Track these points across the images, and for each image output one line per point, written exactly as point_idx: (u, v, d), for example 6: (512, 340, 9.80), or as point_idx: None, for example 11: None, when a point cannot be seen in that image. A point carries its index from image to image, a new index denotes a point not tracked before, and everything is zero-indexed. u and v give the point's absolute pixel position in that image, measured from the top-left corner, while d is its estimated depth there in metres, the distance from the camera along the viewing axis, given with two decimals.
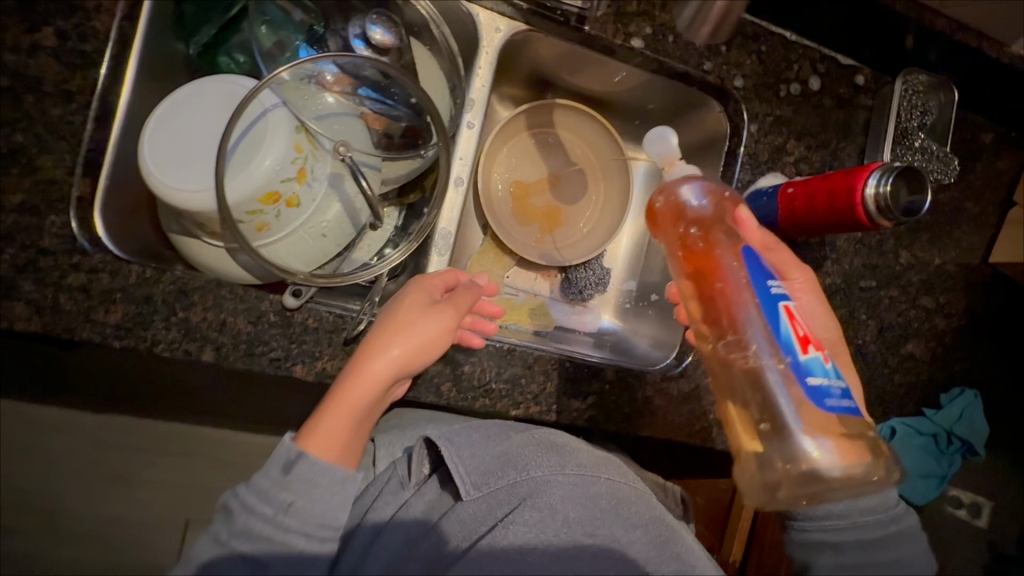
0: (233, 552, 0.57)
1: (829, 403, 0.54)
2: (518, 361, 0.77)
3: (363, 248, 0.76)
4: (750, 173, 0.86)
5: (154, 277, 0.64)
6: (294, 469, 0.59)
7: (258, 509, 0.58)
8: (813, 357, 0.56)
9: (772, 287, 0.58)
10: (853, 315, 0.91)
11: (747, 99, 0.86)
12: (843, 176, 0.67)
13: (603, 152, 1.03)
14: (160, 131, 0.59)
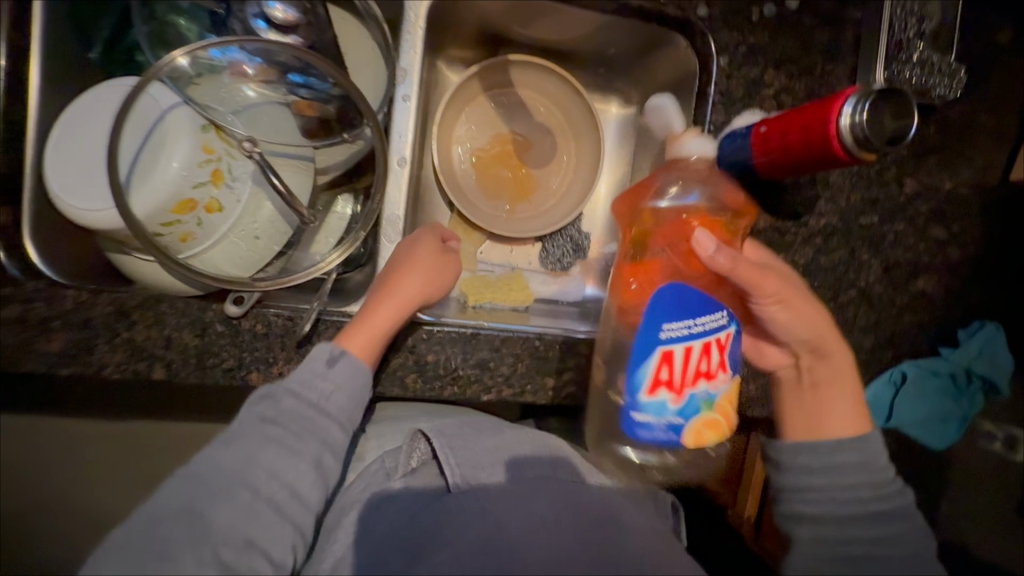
0: (273, 433, 0.58)
1: (636, 432, 0.58)
2: (484, 345, 0.73)
3: (320, 240, 0.73)
4: (725, 114, 0.77)
5: (90, 300, 0.63)
6: (338, 364, 0.62)
7: (305, 392, 0.60)
8: (656, 402, 0.57)
9: (662, 331, 0.57)
10: (854, 256, 0.83)
11: (714, 29, 0.77)
12: (816, 106, 0.59)
13: (573, 113, 0.96)
14: (67, 147, 0.59)
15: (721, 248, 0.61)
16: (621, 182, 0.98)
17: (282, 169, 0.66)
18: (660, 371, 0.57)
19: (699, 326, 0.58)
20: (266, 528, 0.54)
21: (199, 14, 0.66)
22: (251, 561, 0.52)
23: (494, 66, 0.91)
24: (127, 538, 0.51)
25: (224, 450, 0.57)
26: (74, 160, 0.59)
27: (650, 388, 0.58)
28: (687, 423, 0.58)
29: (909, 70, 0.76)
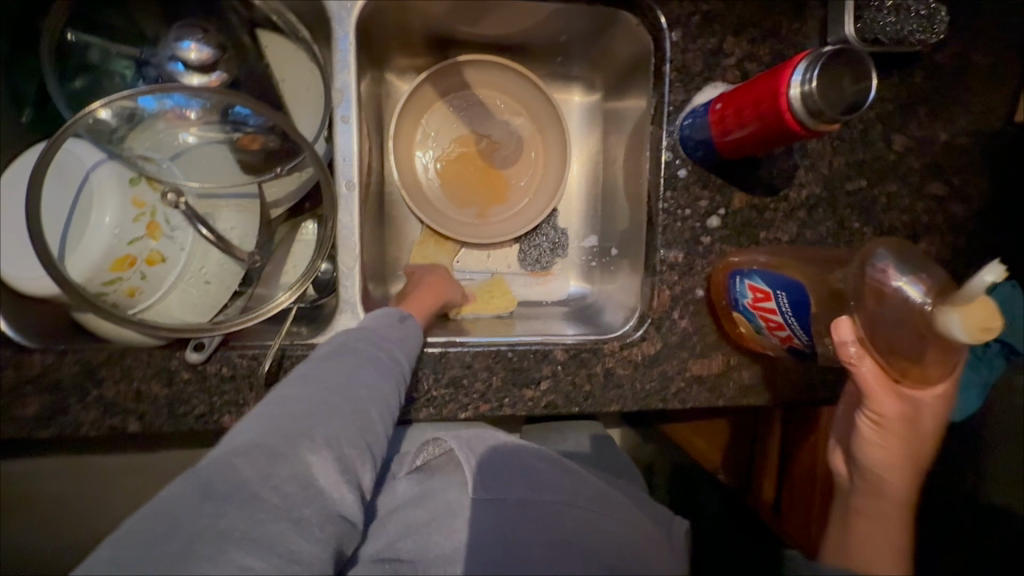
0: (363, 358, 0.60)
1: (734, 277, 0.69)
2: (454, 363, 0.72)
3: (289, 271, 0.71)
4: (684, 91, 0.72)
5: (57, 361, 0.64)
6: (406, 323, 0.67)
7: (385, 332, 0.64)
8: (741, 291, 0.68)
9: (779, 292, 0.63)
10: (844, 226, 0.77)
11: (663, 3, 0.71)
12: (770, 80, 0.54)
13: (536, 109, 0.92)
14: (7, 216, 0.60)
15: (861, 356, 0.54)
16: (593, 173, 0.95)
17: (225, 211, 0.65)
18: (759, 294, 0.66)
19: (793, 324, 0.63)
20: (370, 430, 0.55)
21: (128, 62, 0.65)
22: (362, 462, 0.53)
23: (446, 70, 0.88)
24: (249, 427, 0.51)
25: (326, 365, 0.58)
26: (13, 227, 0.60)
27: (752, 285, 0.67)
28: (737, 312, 0.70)
29: (883, 18, 0.69)
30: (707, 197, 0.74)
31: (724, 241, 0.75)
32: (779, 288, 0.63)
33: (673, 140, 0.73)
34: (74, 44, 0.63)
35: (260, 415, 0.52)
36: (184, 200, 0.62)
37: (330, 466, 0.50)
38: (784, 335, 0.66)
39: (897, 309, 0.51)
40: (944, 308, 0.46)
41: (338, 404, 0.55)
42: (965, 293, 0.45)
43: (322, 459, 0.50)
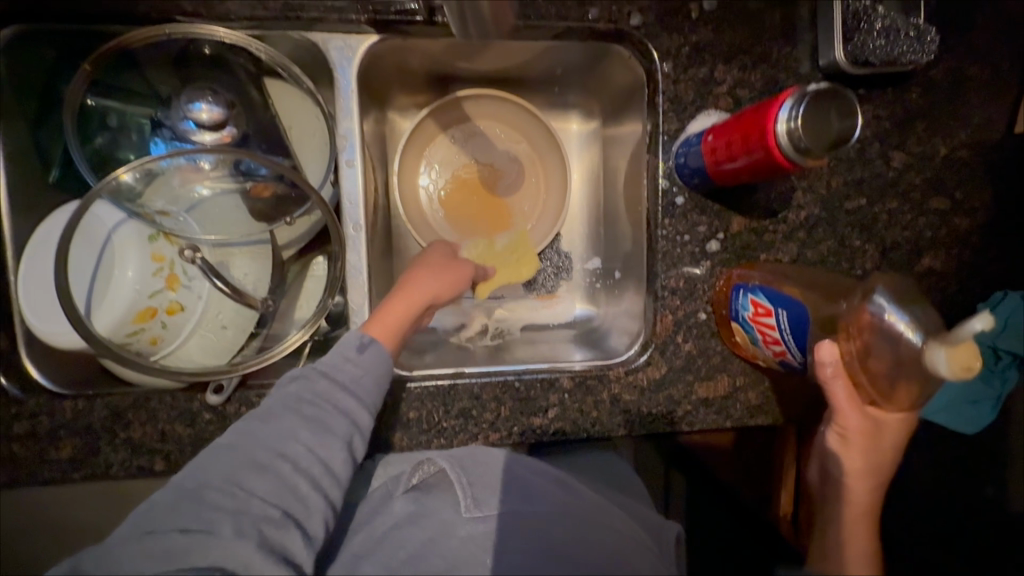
0: (307, 412, 0.58)
1: (739, 292, 0.70)
2: (463, 395, 0.73)
3: (301, 305, 0.73)
4: (677, 121, 0.73)
5: (87, 407, 0.67)
6: (368, 351, 0.64)
7: (337, 373, 0.62)
8: (744, 304, 0.69)
9: (780, 309, 0.63)
10: (844, 244, 0.78)
11: (651, 36, 0.71)
12: (759, 114, 0.55)
13: (535, 137, 0.94)
14: (39, 272, 0.64)
15: (833, 379, 0.57)
16: (593, 197, 0.96)
17: (239, 257, 0.69)
18: (760, 309, 0.66)
19: (789, 343, 0.62)
20: (300, 499, 0.54)
21: (142, 120, 0.69)
22: (287, 534, 0.52)
23: (446, 105, 0.90)
24: (169, 503, 0.51)
25: (264, 424, 0.57)
26: (46, 284, 0.64)
27: (754, 300, 0.67)
28: (738, 323, 0.71)
29: (874, 40, 0.69)
30: (705, 222, 0.75)
31: (724, 264, 0.76)
32: (780, 305, 0.63)
33: (668, 169, 0.74)
34: (92, 109, 0.67)
35: (182, 491, 0.52)
36: (201, 254, 0.65)
37: (246, 553, 0.49)
38: (778, 350, 0.66)
39: (887, 341, 0.54)
40: (933, 345, 0.48)
41: (265, 473, 0.54)
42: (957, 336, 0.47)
43: (235, 544, 0.49)
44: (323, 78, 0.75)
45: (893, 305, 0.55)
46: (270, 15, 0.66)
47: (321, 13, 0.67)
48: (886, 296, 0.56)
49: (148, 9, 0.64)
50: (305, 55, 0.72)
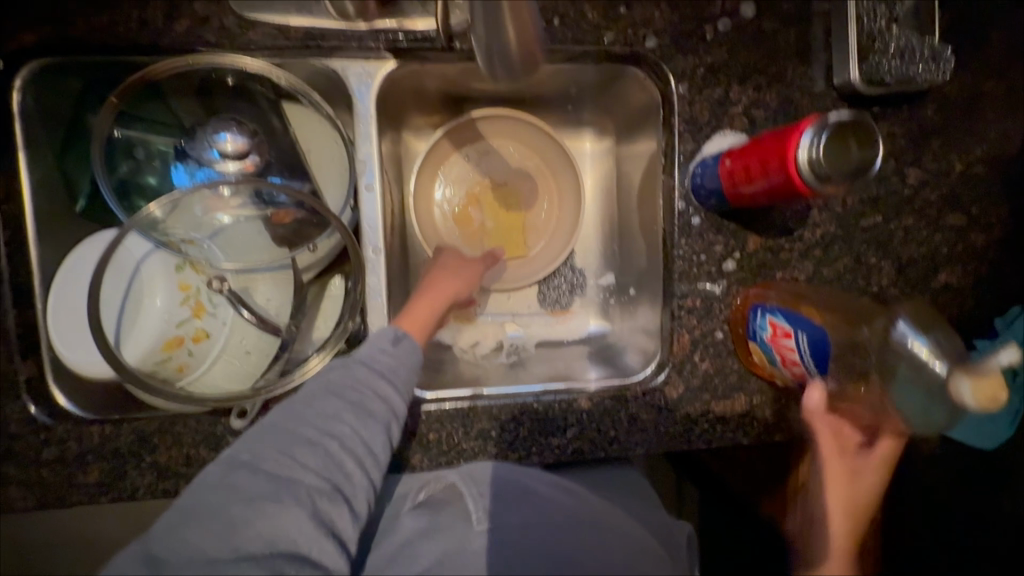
0: (348, 396, 0.62)
1: (757, 313, 0.71)
2: (482, 417, 0.74)
3: (319, 324, 0.74)
4: (693, 142, 0.74)
5: (114, 432, 0.68)
6: (401, 344, 0.69)
7: (375, 361, 0.66)
8: (762, 325, 0.69)
9: (800, 331, 0.63)
10: (860, 261, 0.78)
11: (667, 57, 0.72)
12: (780, 138, 0.55)
13: (548, 154, 0.95)
14: (68, 299, 0.67)
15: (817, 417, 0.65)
16: (607, 214, 0.96)
17: (261, 283, 0.70)
18: (780, 331, 0.66)
19: (809, 364, 0.63)
20: (347, 475, 0.58)
21: (166, 151, 0.70)
22: (335, 507, 0.56)
23: (460, 125, 0.92)
24: (223, 480, 0.54)
25: (308, 407, 0.61)
26: (76, 309, 0.67)
27: (773, 320, 0.68)
28: (756, 343, 0.71)
29: (889, 61, 0.70)
30: (722, 242, 0.76)
31: (741, 283, 0.76)
32: (801, 328, 0.63)
33: (685, 190, 0.75)
34: (117, 140, 0.68)
35: (233, 469, 0.55)
36: (228, 285, 0.68)
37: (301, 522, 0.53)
38: (799, 372, 0.66)
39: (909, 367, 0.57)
40: (958, 376, 0.52)
41: (314, 452, 0.57)
42: (981, 368, 0.52)
43: (290, 515, 0.53)
44: (340, 103, 0.75)
45: (915, 331, 0.58)
46: (291, 45, 0.67)
47: (341, 41, 0.68)
48: (908, 322, 0.59)
49: (171, 41, 0.65)
50: (323, 82, 0.73)
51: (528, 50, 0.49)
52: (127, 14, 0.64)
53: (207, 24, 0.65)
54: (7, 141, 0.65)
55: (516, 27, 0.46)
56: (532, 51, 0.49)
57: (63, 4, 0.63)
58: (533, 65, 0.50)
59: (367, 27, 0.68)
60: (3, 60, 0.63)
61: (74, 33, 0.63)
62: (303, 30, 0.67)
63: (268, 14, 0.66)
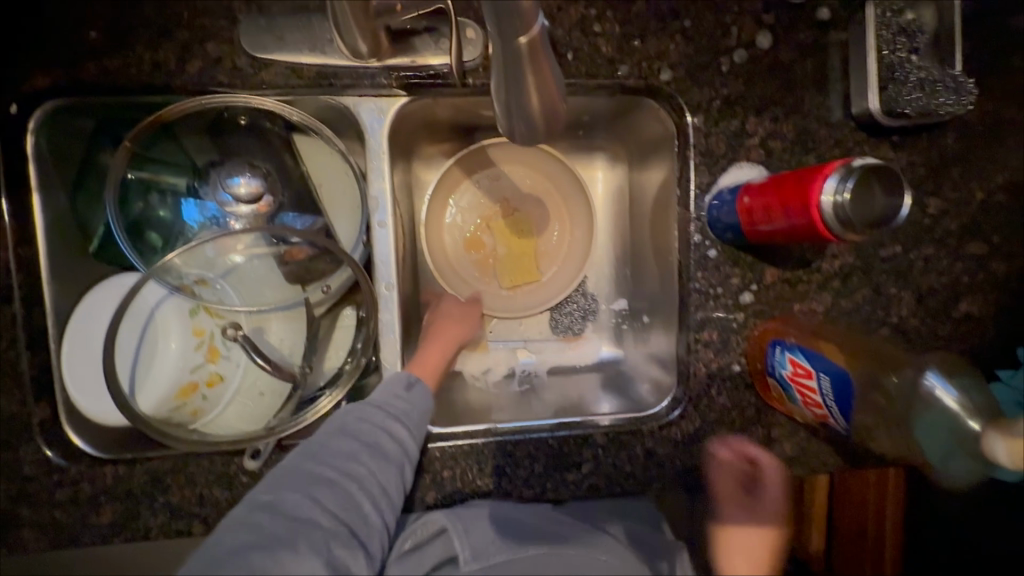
0: (364, 441, 0.62)
1: (776, 350, 0.69)
2: (497, 453, 0.73)
3: (331, 354, 0.73)
4: (709, 174, 0.73)
5: (127, 472, 0.67)
6: (414, 389, 0.68)
7: (390, 406, 0.66)
8: (782, 361, 0.68)
9: (822, 375, 0.62)
10: (880, 292, 0.77)
11: (682, 90, 0.71)
12: (800, 180, 0.54)
13: (560, 181, 0.94)
14: (82, 343, 0.68)
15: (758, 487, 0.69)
16: (620, 239, 0.95)
17: (274, 323, 0.70)
18: (800, 369, 0.66)
19: (832, 407, 0.63)
20: (361, 521, 0.58)
21: (178, 191, 0.70)
22: (350, 553, 0.55)
23: (471, 153, 0.91)
24: (239, 528, 0.54)
25: (325, 452, 0.61)
26: (89, 353, 0.68)
27: (793, 358, 0.67)
28: (775, 379, 0.70)
29: (909, 92, 0.68)
30: (738, 274, 0.75)
31: (758, 316, 0.75)
32: (823, 370, 0.63)
33: (701, 223, 0.74)
34: (130, 182, 0.68)
35: (252, 513, 0.55)
36: (242, 331, 0.68)
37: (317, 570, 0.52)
38: (821, 414, 0.66)
39: (939, 414, 0.56)
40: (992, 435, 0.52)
41: (330, 498, 0.57)
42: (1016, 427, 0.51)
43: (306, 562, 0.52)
44: (352, 136, 0.75)
45: (943, 383, 0.57)
46: (303, 84, 0.67)
47: (353, 79, 0.68)
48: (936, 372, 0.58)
49: (184, 81, 0.64)
50: (335, 117, 0.72)
51: (550, 107, 0.50)
52: (140, 56, 0.63)
53: (220, 64, 0.65)
54: (20, 183, 0.65)
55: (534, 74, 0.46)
56: (554, 106, 0.50)
57: (76, 47, 0.63)
58: (555, 119, 0.52)
59: (380, 65, 0.67)
60: (18, 103, 0.63)
61: (87, 75, 0.63)
62: (315, 68, 0.66)
63: (280, 52, 0.65)
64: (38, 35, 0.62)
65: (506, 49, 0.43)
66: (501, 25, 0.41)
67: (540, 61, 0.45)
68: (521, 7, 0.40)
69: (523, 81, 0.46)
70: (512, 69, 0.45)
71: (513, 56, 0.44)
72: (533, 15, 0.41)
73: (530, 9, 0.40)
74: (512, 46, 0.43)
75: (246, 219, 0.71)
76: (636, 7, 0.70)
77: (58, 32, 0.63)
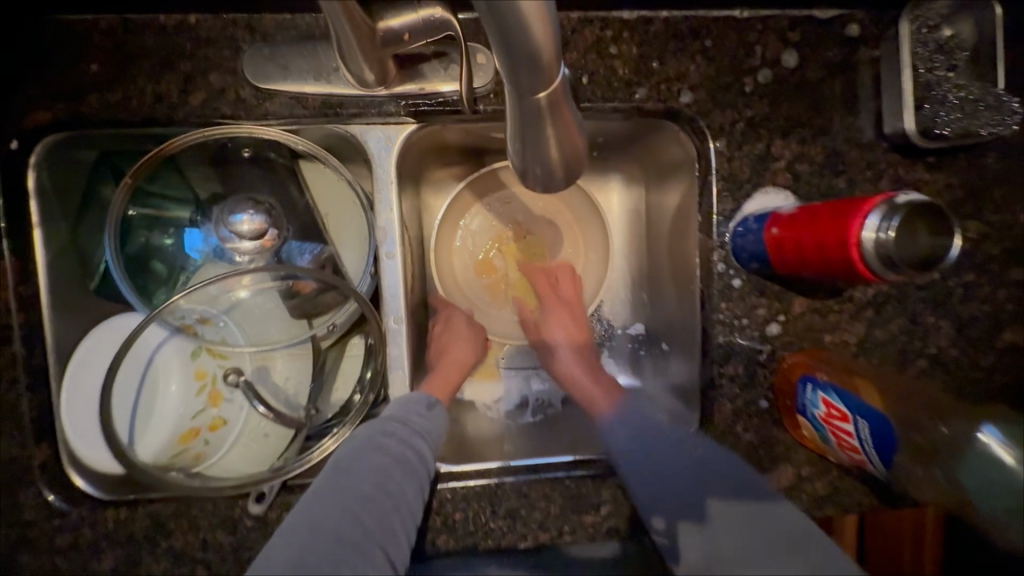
0: (391, 459, 0.58)
1: (808, 385, 0.65)
2: (511, 494, 0.70)
3: (339, 386, 0.71)
4: (732, 201, 0.69)
5: (130, 515, 0.65)
6: (434, 409, 0.66)
7: (412, 422, 0.62)
8: (813, 401, 0.65)
9: (860, 419, 0.59)
10: (916, 321, 0.72)
11: (703, 112, 0.68)
12: (839, 214, 0.50)
13: (578, 210, 0.91)
14: (81, 390, 0.66)
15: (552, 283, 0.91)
16: (637, 263, 0.91)
17: (279, 360, 0.68)
18: (835, 411, 0.62)
19: (871, 454, 0.59)
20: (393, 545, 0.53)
21: (180, 224, 0.70)
22: None
23: (483, 176, 0.87)
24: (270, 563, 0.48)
25: (350, 475, 0.56)
26: (91, 399, 0.67)
27: (827, 399, 0.63)
28: (806, 417, 0.66)
29: (947, 112, 0.64)
30: (765, 305, 0.71)
31: (786, 348, 0.71)
32: (859, 413, 0.59)
33: (725, 251, 0.70)
34: (132, 220, 0.67)
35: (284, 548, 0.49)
36: (244, 377, 0.67)
37: None
38: (857, 458, 0.62)
39: (990, 464, 0.52)
40: None
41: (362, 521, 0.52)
42: None
43: None
44: (360, 164, 0.72)
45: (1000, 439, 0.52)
46: (309, 113, 0.64)
47: (360, 108, 0.65)
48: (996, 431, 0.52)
49: (187, 113, 0.62)
50: (339, 142, 0.70)
51: (572, 159, 0.44)
52: (143, 88, 0.62)
53: (224, 95, 0.63)
54: (22, 219, 0.64)
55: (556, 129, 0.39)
56: (576, 153, 0.44)
57: (78, 81, 0.61)
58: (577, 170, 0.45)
59: (387, 93, 0.64)
60: (19, 138, 0.62)
61: (87, 109, 0.61)
62: (321, 98, 0.64)
63: (284, 82, 0.63)
64: (40, 70, 0.61)
65: (522, 109, 0.38)
66: (518, 84, 0.36)
67: (562, 114, 0.39)
68: (541, 63, 0.34)
69: (542, 141, 0.41)
70: (528, 128, 0.40)
71: (530, 116, 0.38)
72: (554, 69, 0.35)
73: (552, 61, 0.35)
74: (530, 108, 0.38)
75: (252, 256, 0.69)
76: (654, 27, 0.67)
77: (60, 66, 0.61)
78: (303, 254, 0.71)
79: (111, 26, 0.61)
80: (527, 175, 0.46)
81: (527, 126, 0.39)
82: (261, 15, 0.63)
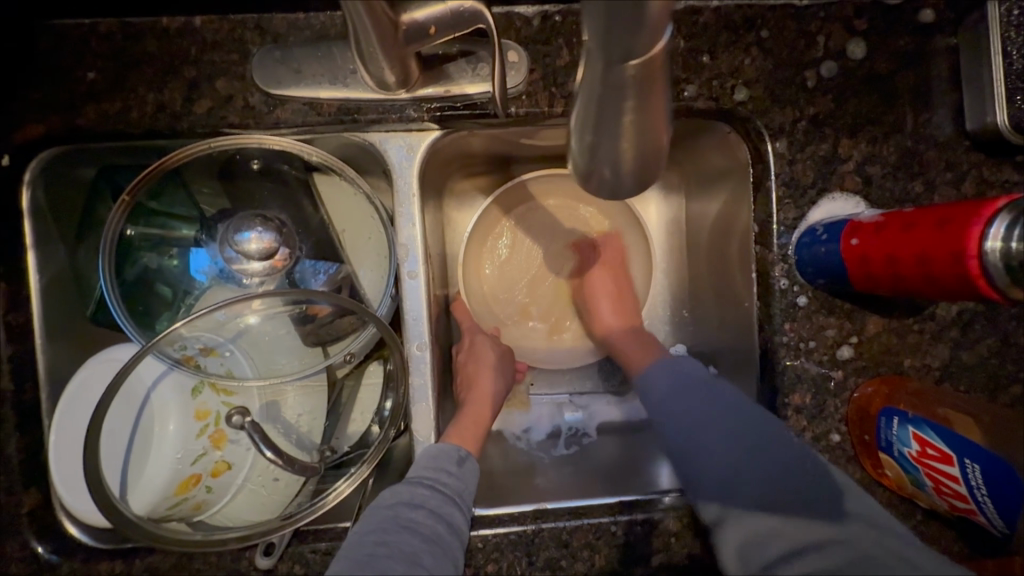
0: (421, 535, 0.53)
1: (890, 421, 0.57)
2: (551, 542, 0.62)
3: (357, 417, 0.64)
4: (795, 209, 0.62)
5: (124, 570, 0.57)
6: (465, 464, 0.60)
7: (441, 485, 0.58)
8: (902, 439, 0.57)
9: (970, 464, 0.52)
10: (1011, 340, 0.63)
11: (761, 111, 0.61)
12: (954, 234, 0.47)
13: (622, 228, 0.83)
14: (69, 437, 0.59)
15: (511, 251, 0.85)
16: (682, 282, 0.82)
17: (292, 393, 0.62)
18: (931, 450, 0.54)
19: (984, 502, 0.52)
20: None
21: (184, 245, 0.63)
22: None
23: (512, 189, 0.80)
24: None
25: (376, 554, 0.51)
26: (78, 448, 0.59)
27: (920, 436, 0.55)
28: (889, 457, 0.58)
29: None
30: (834, 325, 0.62)
31: (860, 374, 0.62)
32: (965, 454, 0.52)
33: (788, 264, 0.62)
34: (133, 239, 0.61)
35: None
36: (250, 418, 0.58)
37: None
38: (962, 506, 0.55)
39: None
40: None
41: None
42: None
43: None
44: (379, 176, 0.66)
45: None
46: (324, 120, 0.58)
47: (380, 113, 0.59)
48: None
49: (191, 123, 0.57)
50: (355, 152, 0.64)
51: (650, 162, 0.36)
52: (143, 97, 0.57)
53: (231, 102, 0.57)
54: (15, 241, 0.59)
55: (637, 107, 0.32)
56: (655, 150, 0.35)
57: (75, 90, 0.57)
58: (652, 177, 0.37)
59: (409, 97, 0.58)
60: (11, 156, 0.57)
61: (85, 121, 0.56)
62: (337, 103, 0.58)
63: (297, 86, 0.57)
64: (36, 80, 0.57)
65: (607, 72, 0.30)
66: (610, 38, 0.29)
67: (652, 91, 0.32)
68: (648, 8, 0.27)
69: (617, 126, 0.33)
70: (607, 101, 0.32)
71: (612, 86, 0.31)
72: (665, 20, 0.28)
73: (661, 12, 0.28)
74: (615, 71, 0.30)
75: (260, 279, 0.63)
76: (703, 19, 0.60)
77: (55, 75, 0.57)
78: (317, 273, 0.64)
79: (114, 31, 0.57)
80: (591, 178, 0.37)
81: (603, 100, 0.32)
82: (271, 15, 0.57)
